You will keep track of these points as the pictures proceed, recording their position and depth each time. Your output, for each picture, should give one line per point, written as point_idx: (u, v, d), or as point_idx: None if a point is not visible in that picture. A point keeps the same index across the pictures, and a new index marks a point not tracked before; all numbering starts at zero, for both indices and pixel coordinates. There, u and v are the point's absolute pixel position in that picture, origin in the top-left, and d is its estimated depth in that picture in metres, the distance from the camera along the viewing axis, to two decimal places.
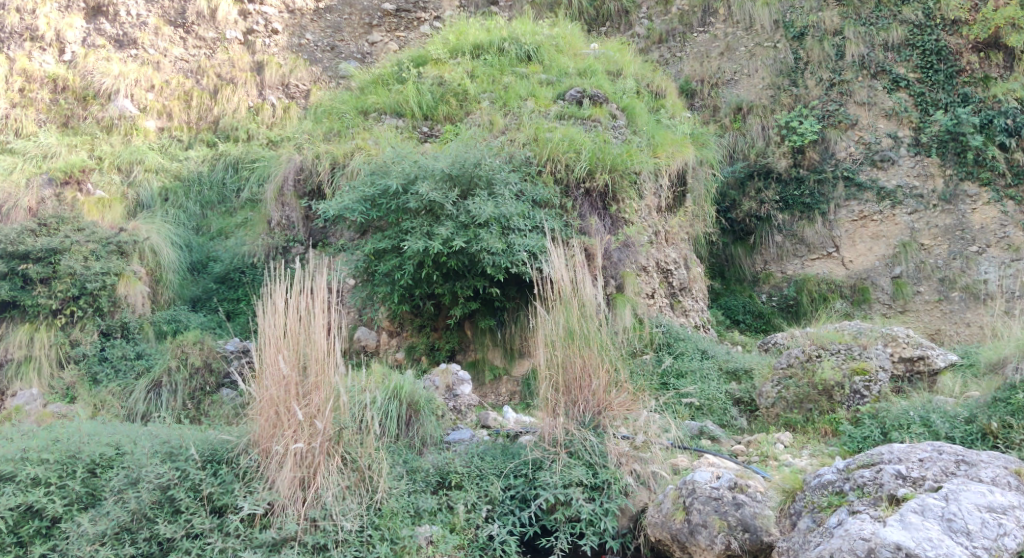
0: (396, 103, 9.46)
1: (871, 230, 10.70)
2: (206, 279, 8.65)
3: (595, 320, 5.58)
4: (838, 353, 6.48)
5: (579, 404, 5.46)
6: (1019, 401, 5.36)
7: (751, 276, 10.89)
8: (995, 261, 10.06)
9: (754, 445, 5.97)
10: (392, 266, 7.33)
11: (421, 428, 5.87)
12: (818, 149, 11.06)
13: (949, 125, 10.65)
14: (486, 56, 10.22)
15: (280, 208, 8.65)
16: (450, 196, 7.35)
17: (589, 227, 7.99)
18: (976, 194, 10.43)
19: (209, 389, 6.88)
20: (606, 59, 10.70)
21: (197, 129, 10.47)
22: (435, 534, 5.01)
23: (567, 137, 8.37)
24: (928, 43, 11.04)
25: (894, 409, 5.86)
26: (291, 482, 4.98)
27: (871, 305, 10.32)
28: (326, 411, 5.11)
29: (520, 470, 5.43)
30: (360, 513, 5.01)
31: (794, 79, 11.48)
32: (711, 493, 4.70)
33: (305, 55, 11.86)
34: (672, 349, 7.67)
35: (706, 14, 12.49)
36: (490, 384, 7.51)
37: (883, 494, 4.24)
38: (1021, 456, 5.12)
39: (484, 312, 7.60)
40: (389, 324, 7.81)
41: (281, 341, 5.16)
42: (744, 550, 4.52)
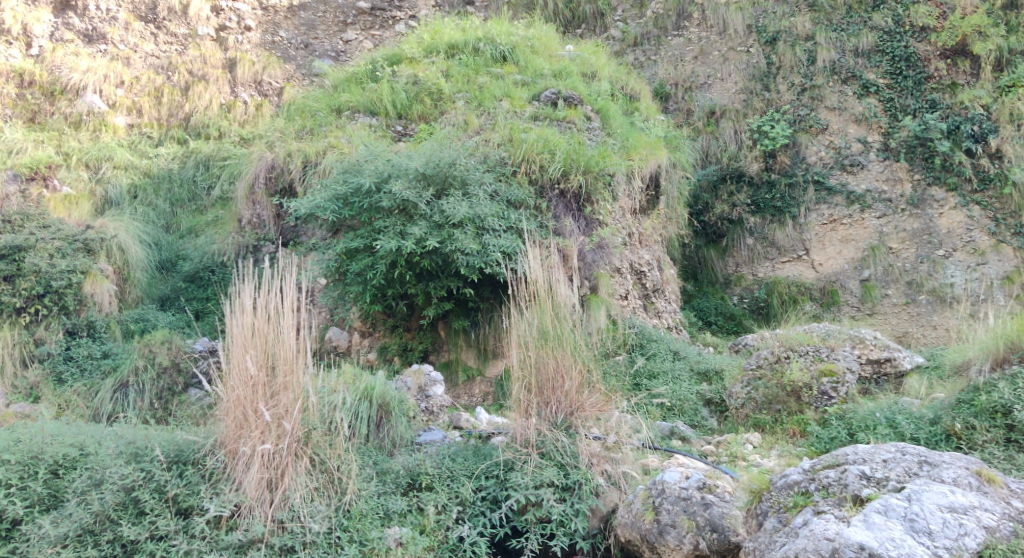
0: (370, 102, 9.43)
1: (841, 234, 10.83)
2: (175, 277, 8.56)
3: (568, 321, 5.57)
4: (806, 354, 6.54)
5: (551, 405, 5.43)
6: (982, 403, 5.46)
7: (723, 278, 10.96)
8: (961, 265, 10.22)
9: (723, 445, 6.01)
10: (364, 265, 7.28)
11: (392, 430, 5.82)
12: (789, 153, 11.17)
13: (918, 130, 10.75)
14: (460, 56, 10.18)
15: (251, 206, 8.57)
16: (424, 195, 7.33)
17: (563, 228, 8.00)
18: (943, 199, 10.57)
19: (178, 389, 6.79)
20: (581, 61, 10.69)
21: (168, 126, 10.36)
22: (405, 536, 4.97)
23: (541, 137, 8.37)
24: (897, 50, 11.13)
25: (861, 410, 5.94)
26: (258, 484, 4.95)
27: (840, 307, 10.42)
28: (294, 412, 5.08)
29: (491, 471, 5.40)
30: (328, 515, 4.98)
31: (766, 83, 11.57)
32: (680, 493, 4.73)
33: (278, 52, 11.74)
34: (645, 349, 7.69)
35: (680, 18, 12.55)
36: (463, 385, 7.49)
37: (848, 495, 4.26)
38: (983, 457, 5.22)
39: (457, 313, 7.59)
40: (361, 325, 7.80)
41: (249, 341, 5.12)
42: (712, 551, 4.55)
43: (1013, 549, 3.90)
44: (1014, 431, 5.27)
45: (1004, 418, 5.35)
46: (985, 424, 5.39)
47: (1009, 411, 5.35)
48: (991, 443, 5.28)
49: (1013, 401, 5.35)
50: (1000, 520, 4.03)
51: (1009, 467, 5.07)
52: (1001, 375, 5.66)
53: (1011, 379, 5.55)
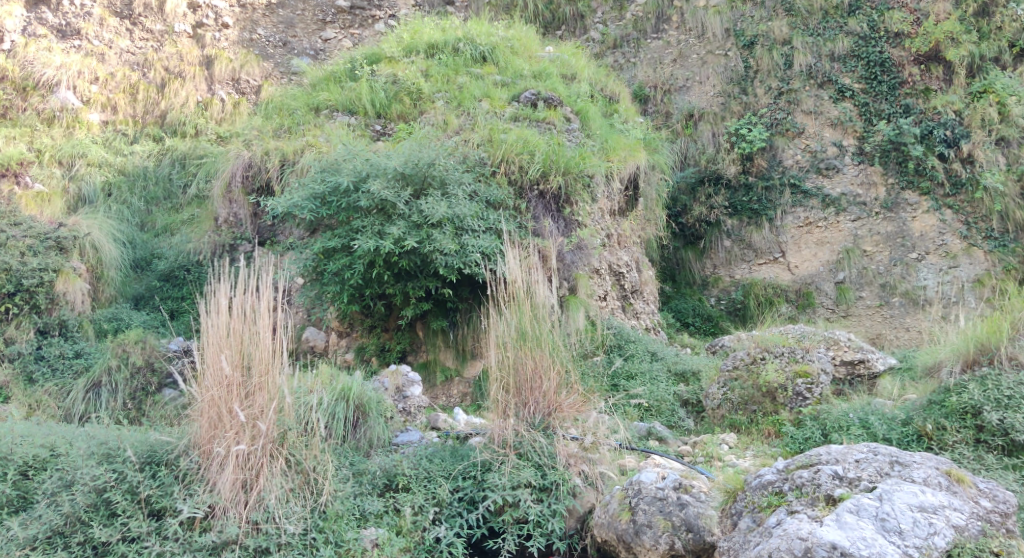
0: (348, 100, 9.38)
1: (816, 237, 10.91)
2: (150, 276, 8.46)
3: (547, 322, 5.56)
4: (781, 355, 6.57)
5: (529, 405, 5.43)
6: (953, 404, 5.58)
7: (701, 279, 11.01)
8: (933, 269, 10.31)
9: (700, 445, 6.03)
10: (342, 265, 7.23)
11: (369, 431, 5.78)
12: (766, 155, 11.25)
13: (892, 135, 10.83)
14: (440, 56, 10.15)
15: (227, 205, 8.50)
16: (402, 195, 7.29)
17: (542, 228, 8.00)
18: (916, 203, 10.68)
19: (152, 388, 6.70)
20: (561, 62, 10.69)
21: (143, 123, 10.25)
22: (381, 537, 4.95)
23: (521, 138, 8.34)
24: (872, 55, 11.23)
25: (835, 411, 5.98)
26: (232, 485, 4.90)
27: (815, 309, 10.49)
28: (269, 412, 5.04)
29: (468, 472, 5.37)
30: (304, 516, 4.95)
31: (743, 87, 11.66)
32: (656, 493, 4.74)
33: (256, 50, 11.64)
34: (623, 350, 7.71)
35: (659, 21, 12.58)
36: (441, 386, 7.46)
37: (821, 495, 4.27)
38: (954, 457, 5.34)
39: (436, 313, 7.55)
40: (338, 325, 7.76)
41: (224, 341, 5.07)
42: (688, 551, 4.56)
43: (981, 548, 3.93)
44: (984, 431, 5.42)
45: (974, 418, 5.49)
46: (956, 424, 5.51)
47: (979, 412, 5.49)
48: (961, 443, 5.42)
49: (983, 402, 5.49)
50: (969, 519, 4.06)
51: (979, 466, 5.23)
52: (971, 376, 5.81)
53: (981, 380, 5.69)
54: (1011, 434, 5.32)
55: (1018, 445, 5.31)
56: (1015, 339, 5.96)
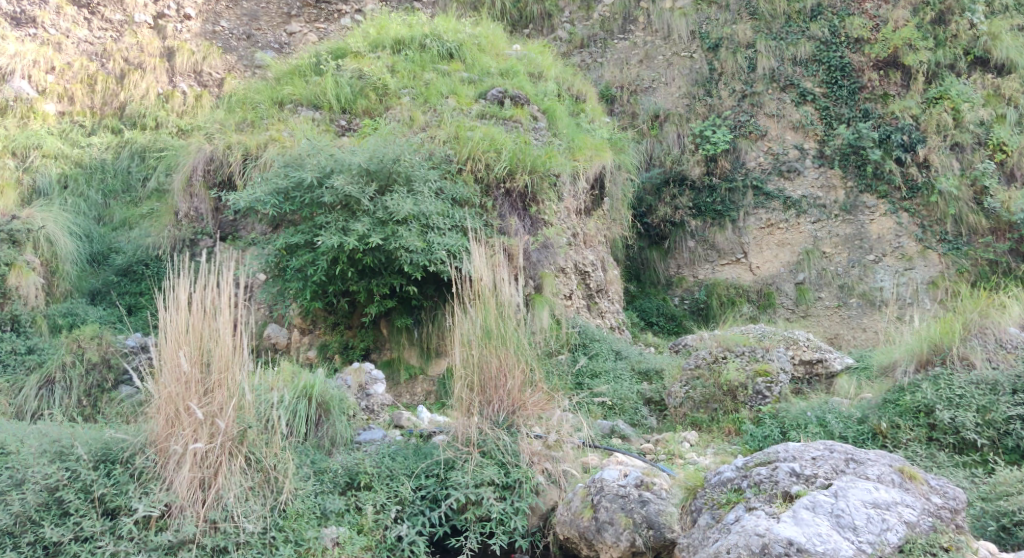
0: (313, 95, 9.25)
1: (777, 238, 11.02)
2: (107, 271, 8.32)
3: (512, 320, 5.53)
4: (742, 354, 6.64)
5: (494, 403, 5.41)
6: (907, 403, 5.73)
7: (665, 279, 11.08)
8: (889, 270, 10.49)
9: (662, 443, 6.04)
10: (305, 261, 7.17)
11: (331, 428, 5.71)
12: (729, 158, 11.31)
13: (851, 139, 10.99)
14: (406, 52, 10.07)
15: (189, 199, 8.36)
16: (367, 190, 7.22)
17: (508, 227, 7.97)
18: (874, 206, 10.84)
19: (108, 385, 6.60)
20: (527, 60, 10.67)
21: (101, 115, 10.07)
22: (342, 535, 4.91)
23: (487, 136, 8.29)
24: (833, 60, 11.35)
25: (793, 410, 6.04)
26: (190, 483, 4.83)
27: (776, 309, 10.61)
28: (228, 410, 4.97)
29: (431, 470, 5.33)
30: (263, 515, 4.89)
31: (708, 89, 11.70)
32: (618, 490, 4.79)
33: (219, 42, 11.45)
34: (587, 349, 7.71)
35: (626, 22, 12.58)
36: (405, 384, 7.40)
37: (778, 491, 4.28)
38: (907, 455, 5.44)
39: (400, 311, 7.50)
40: (301, 322, 7.67)
41: (183, 336, 5.00)
42: (648, 547, 4.60)
43: (932, 544, 3.97)
44: (936, 430, 5.56)
45: (926, 418, 5.63)
46: (909, 423, 5.64)
47: (931, 411, 5.65)
48: (914, 441, 5.54)
49: (935, 401, 5.65)
50: (920, 515, 4.11)
51: (931, 464, 5.33)
52: (924, 376, 5.98)
53: (933, 380, 5.88)
54: (962, 432, 5.46)
55: (968, 443, 5.45)
56: (966, 340, 6.17)
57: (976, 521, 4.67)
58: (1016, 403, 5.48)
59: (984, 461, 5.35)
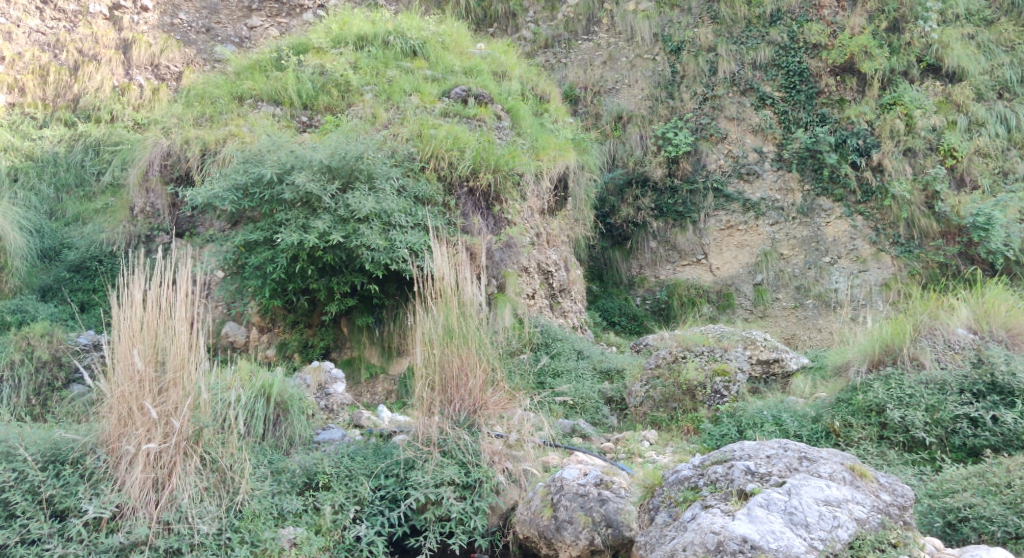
0: (273, 90, 9.11)
1: (736, 239, 11.16)
2: (59, 267, 8.14)
3: (474, 319, 5.49)
4: (701, 354, 6.69)
5: (455, 403, 5.36)
6: (859, 402, 5.82)
7: (627, 279, 11.13)
8: (844, 272, 10.68)
9: (622, 442, 6.06)
10: (264, 258, 7.08)
11: (289, 428, 5.61)
12: (691, 159, 11.39)
13: (808, 142, 11.11)
14: (369, 48, 9.97)
15: (144, 194, 8.20)
16: (328, 188, 7.14)
17: (471, 226, 7.92)
18: (829, 209, 11.01)
19: (59, 384, 6.45)
20: (492, 59, 10.65)
21: (54, 107, 9.86)
22: (299, 536, 4.83)
23: (450, 134, 8.21)
24: (792, 65, 11.44)
25: (749, 409, 6.10)
26: (142, 483, 4.74)
27: (734, 310, 10.77)
28: (183, 409, 4.90)
29: (390, 470, 5.28)
30: (218, 516, 4.80)
31: (671, 91, 11.76)
32: (578, 489, 4.79)
33: (177, 35, 11.23)
34: (549, 349, 7.69)
35: (590, 23, 12.59)
36: (366, 384, 7.34)
37: (733, 489, 4.30)
38: (859, 453, 5.52)
39: (361, 309, 7.44)
40: (259, 320, 7.56)
41: (137, 334, 4.92)
42: (607, 546, 4.62)
43: (881, 540, 4.02)
44: (887, 428, 5.65)
45: (877, 416, 5.71)
46: (861, 421, 5.73)
47: (882, 409, 5.73)
48: (866, 440, 5.62)
49: (886, 400, 5.74)
50: (869, 512, 4.15)
51: (881, 462, 5.42)
52: (876, 376, 6.06)
53: (885, 380, 5.96)
54: (911, 431, 5.54)
55: (917, 441, 5.53)
56: (917, 340, 6.27)
57: (924, 517, 4.75)
58: (962, 403, 5.61)
59: (932, 458, 5.45)
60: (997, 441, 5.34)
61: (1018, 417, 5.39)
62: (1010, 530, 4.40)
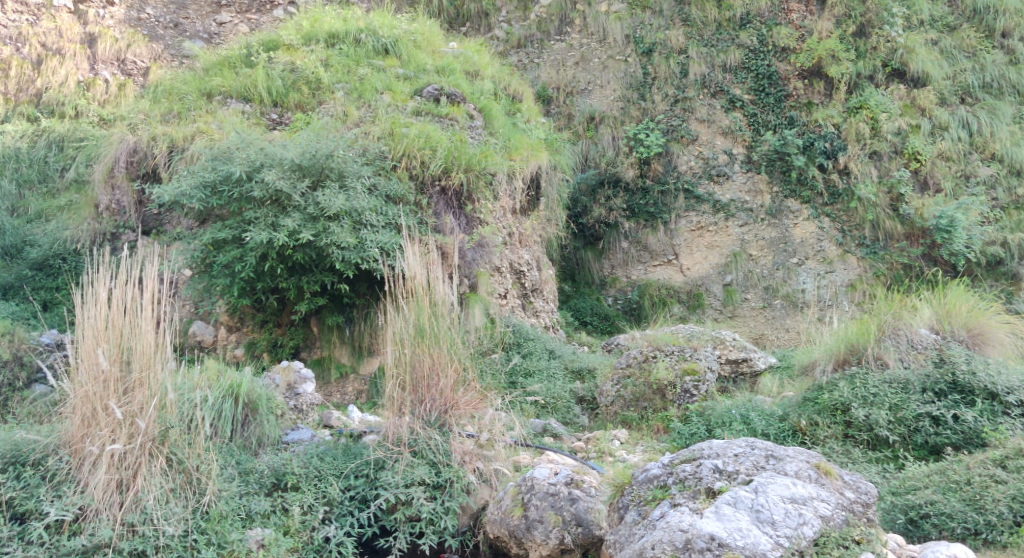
0: (243, 87, 9.02)
1: (707, 240, 11.22)
2: (20, 265, 7.98)
3: (446, 319, 5.45)
4: (672, 353, 6.71)
5: (426, 403, 5.31)
6: (824, 401, 5.87)
7: (599, 279, 11.16)
8: (811, 273, 10.80)
9: (593, 441, 6.05)
10: (232, 257, 6.99)
11: (258, 428, 5.51)
12: (662, 161, 11.45)
13: (777, 145, 11.19)
14: (341, 46, 9.90)
15: (110, 191, 8.05)
16: (298, 186, 7.07)
17: (443, 225, 7.88)
18: (798, 211, 11.11)
19: (20, 384, 6.29)
20: (465, 58, 10.61)
21: (16, 101, 9.70)
22: (267, 537, 4.77)
23: (422, 133, 8.18)
24: (761, 68, 11.54)
25: (719, 407, 6.13)
26: (106, 485, 4.67)
27: (704, 310, 10.85)
28: (149, 409, 4.82)
29: (360, 470, 5.23)
30: (184, 517, 4.73)
31: (643, 92, 11.79)
32: (548, 488, 4.77)
33: (144, 30, 11.08)
34: (521, 348, 7.68)
35: (562, 23, 12.56)
36: (336, 383, 7.29)
37: (702, 488, 4.31)
38: (824, 451, 5.57)
39: (332, 309, 7.37)
40: (227, 319, 7.45)
41: (102, 333, 4.84)
42: (577, 544, 4.62)
43: (845, 537, 4.06)
44: (852, 426, 5.70)
45: (843, 415, 5.77)
46: (827, 420, 5.78)
47: (847, 408, 5.78)
48: (831, 438, 5.67)
49: (851, 399, 5.79)
50: (834, 509, 4.18)
51: (846, 460, 5.47)
52: (840, 375, 6.14)
53: (850, 379, 6.03)
54: (875, 429, 5.60)
55: (881, 440, 5.60)
56: (881, 340, 6.34)
57: (886, 514, 4.79)
58: (925, 402, 5.69)
59: (895, 456, 5.52)
60: (957, 439, 5.42)
61: (978, 415, 5.48)
62: (970, 526, 4.50)
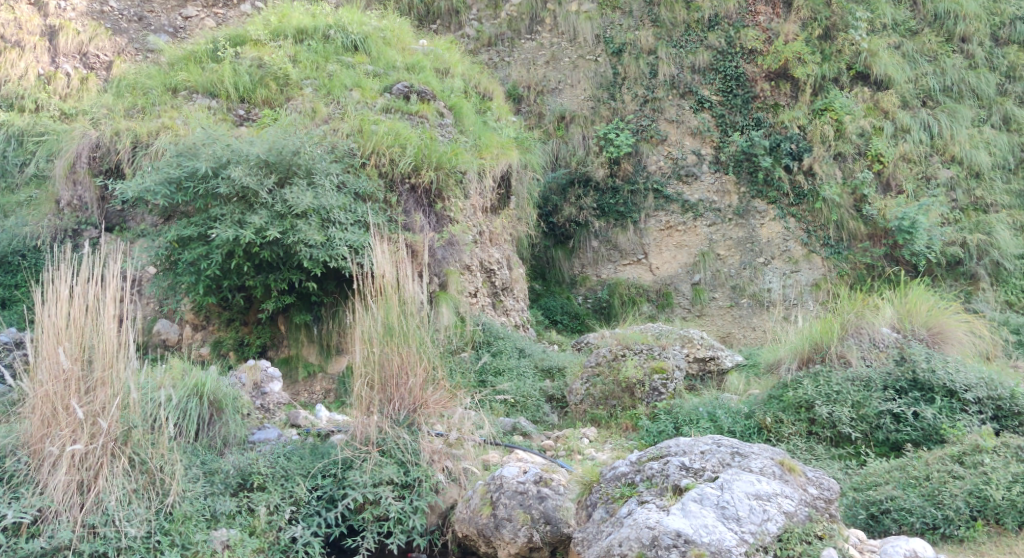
0: (209, 82, 8.90)
1: (675, 240, 11.29)
2: None
3: (415, 318, 5.40)
4: (640, 352, 6.73)
5: (394, 402, 5.27)
6: (789, 399, 5.93)
7: (569, 278, 11.20)
8: (777, 272, 10.90)
9: (562, 440, 6.04)
10: (198, 254, 6.87)
11: (224, 428, 5.41)
12: (632, 161, 11.49)
13: (744, 146, 11.26)
14: (309, 42, 9.81)
15: (71, 187, 7.93)
16: (265, 182, 6.98)
17: (413, 223, 7.83)
18: (764, 211, 11.20)
19: None
20: (434, 56, 10.56)
21: None
22: (233, 538, 4.70)
23: (392, 130, 8.12)
24: (729, 69, 11.59)
25: (686, 405, 6.19)
26: (67, 486, 4.59)
27: (673, 309, 10.93)
28: (111, 409, 4.75)
29: (327, 470, 5.17)
30: (148, 519, 4.65)
31: (612, 92, 11.81)
32: (517, 487, 4.74)
33: (107, 23, 10.91)
34: (491, 347, 7.67)
35: (533, 23, 12.49)
36: (304, 382, 7.21)
37: (668, 485, 4.31)
38: (788, 449, 5.62)
39: (299, 307, 7.30)
40: (193, 317, 7.37)
41: (63, 332, 4.76)
42: (545, 542, 4.61)
43: (808, 532, 4.11)
44: (815, 424, 5.76)
45: (807, 412, 5.82)
46: (791, 417, 5.84)
47: (811, 406, 5.84)
48: (795, 435, 5.73)
49: (815, 397, 5.85)
50: (797, 505, 4.22)
51: (809, 457, 5.53)
52: (805, 373, 6.23)
53: (814, 377, 6.11)
54: (838, 426, 5.65)
55: (843, 437, 5.65)
56: (844, 339, 6.41)
57: (847, 510, 4.81)
58: (886, 399, 5.75)
59: (857, 453, 5.57)
60: (917, 435, 5.47)
61: (937, 412, 5.55)
62: (928, 521, 4.55)
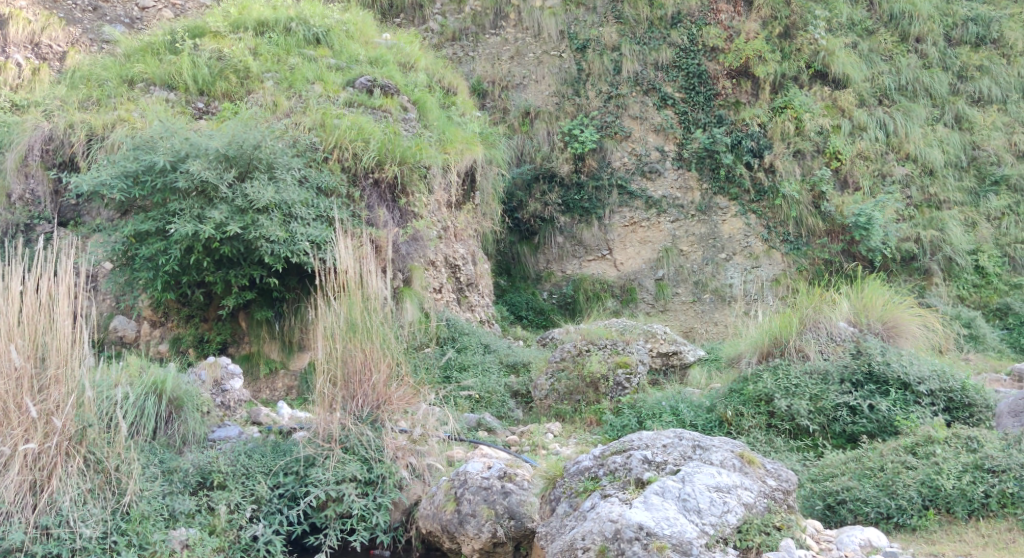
0: (167, 75, 8.74)
1: (639, 236, 11.34)
2: None
3: (378, 313, 5.32)
4: (604, 347, 6.76)
5: (358, 398, 5.19)
6: (750, 392, 5.96)
7: (535, 274, 11.21)
8: (738, 268, 11.00)
9: (526, 435, 6.06)
10: (156, 249, 6.75)
11: (183, 426, 5.31)
12: (596, 157, 11.51)
13: (706, 143, 11.38)
14: (270, 34, 9.67)
15: (23, 180, 7.73)
16: (225, 176, 6.85)
17: (376, 218, 7.76)
18: (726, 207, 11.29)
19: None
20: (397, 50, 10.49)
21: None
22: (192, 537, 4.62)
23: (355, 125, 8.04)
24: (691, 67, 11.66)
25: (649, 400, 6.22)
26: (19, 487, 4.48)
27: (637, 304, 10.99)
28: (66, 407, 4.65)
29: (289, 467, 5.11)
30: (103, 519, 4.55)
31: (577, 88, 11.82)
32: (481, 482, 4.72)
33: (61, 13, 10.73)
34: (456, 343, 7.65)
35: (498, 17, 12.34)
36: (265, 379, 7.12)
37: (631, 478, 4.33)
38: (748, 441, 5.66)
39: (260, 303, 7.20)
40: (151, 313, 7.24)
41: (15, 328, 4.61)
42: (509, 537, 4.59)
43: (766, 523, 4.15)
44: (774, 416, 5.81)
45: (766, 405, 5.86)
46: (752, 410, 5.87)
47: (771, 399, 5.89)
48: (756, 428, 5.76)
49: (775, 390, 5.90)
50: (756, 497, 4.25)
51: (768, 449, 5.57)
52: (765, 366, 6.27)
53: (773, 370, 6.17)
54: (796, 419, 5.72)
55: (802, 429, 5.71)
56: (803, 333, 6.45)
57: (805, 501, 4.89)
58: (842, 392, 5.84)
59: (815, 445, 5.64)
60: (873, 427, 5.57)
61: (892, 404, 5.64)
62: (882, 511, 4.63)
